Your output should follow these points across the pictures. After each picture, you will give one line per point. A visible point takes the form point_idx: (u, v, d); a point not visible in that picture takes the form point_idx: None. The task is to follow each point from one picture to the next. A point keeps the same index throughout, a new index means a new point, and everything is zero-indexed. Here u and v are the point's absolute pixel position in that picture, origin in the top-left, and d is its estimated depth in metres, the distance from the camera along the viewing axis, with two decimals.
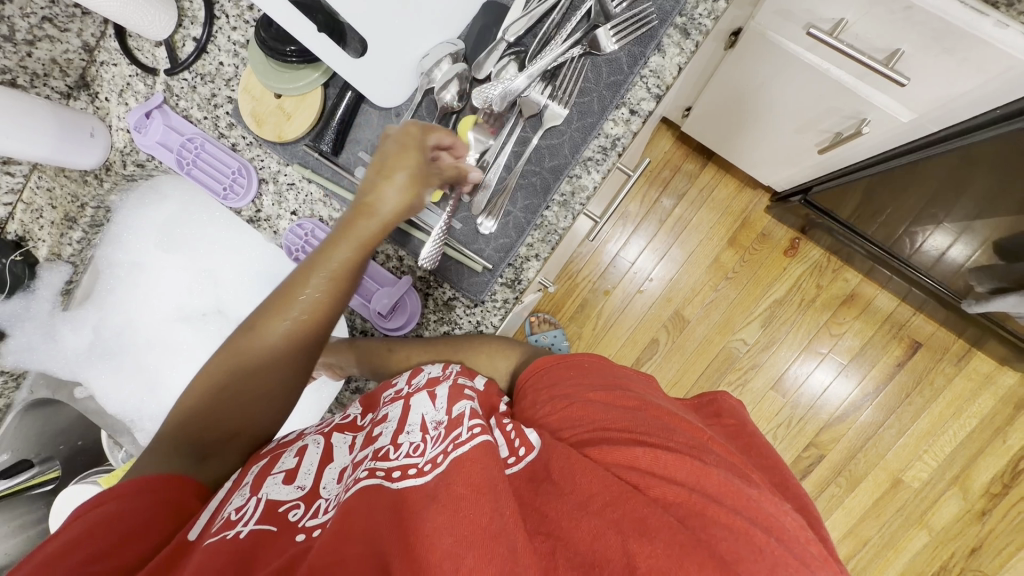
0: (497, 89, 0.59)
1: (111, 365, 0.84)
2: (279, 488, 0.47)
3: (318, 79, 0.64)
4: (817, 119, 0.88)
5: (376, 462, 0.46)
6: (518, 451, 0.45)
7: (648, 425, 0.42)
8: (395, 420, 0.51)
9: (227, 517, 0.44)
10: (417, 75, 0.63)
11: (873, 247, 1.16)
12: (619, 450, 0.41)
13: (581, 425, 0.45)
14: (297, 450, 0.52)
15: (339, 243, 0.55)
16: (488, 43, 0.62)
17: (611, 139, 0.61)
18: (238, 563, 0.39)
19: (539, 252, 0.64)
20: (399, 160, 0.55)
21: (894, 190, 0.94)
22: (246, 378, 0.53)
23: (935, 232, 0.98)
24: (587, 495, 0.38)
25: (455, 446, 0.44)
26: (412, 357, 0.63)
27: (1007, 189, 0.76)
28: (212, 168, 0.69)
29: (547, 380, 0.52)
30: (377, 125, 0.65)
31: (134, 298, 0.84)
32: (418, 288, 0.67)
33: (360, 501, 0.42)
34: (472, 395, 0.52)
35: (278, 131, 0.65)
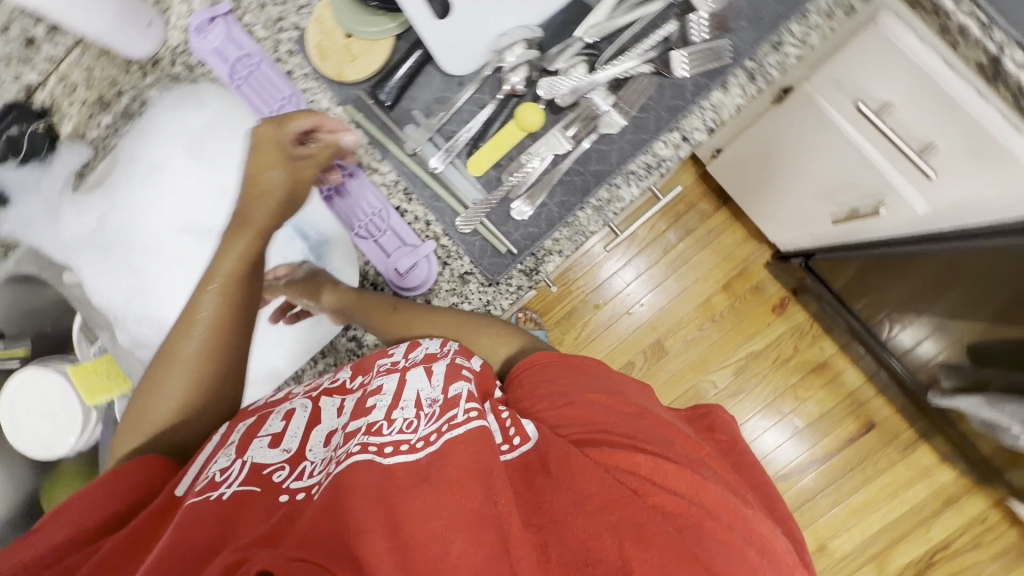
0: (572, 82, 0.62)
1: (103, 259, 0.81)
2: (264, 452, 0.51)
3: (393, 30, 0.65)
4: (839, 189, 0.92)
5: (368, 437, 0.47)
6: (512, 440, 0.46)
7: (649, 433, 0.45)
8: (389, 394, 0.52)
9: (212, 477, 0.49)
10: (489, 52, 0.63)
11: (856, 324, 1.22)
12: (620, 452, 0.42)
13: (579, 426, 0.46)
14: (285, 413, 0.57)
15: (224, 259, 0.59)
16: (565, 38, 0.64)
17: (657, 159, 0.63)
18: (221, 524, 0.42)
19: (562, 249, 0.65)
20: (271, 156, 0.62)
21: (883, 277, 1.00)
22: (214, 378, 0.57)
23: (911, 325, 1.04)
24: (582, 496, 0.40)
25: (450, 429, 0.45)
26: (412, 321, 0.64)
27: (974, 307, 0.82)
28: (263, 89, 0.68)
29: (541, 375, 0.53)
30: (437, 86, 0.66)
31: (138, 197, 0.79)
32: (437, 255, 0.67)
33: (351, 472, 0.43)
34: (469, 374, 0.53)
35: (339, 69, 0.66)
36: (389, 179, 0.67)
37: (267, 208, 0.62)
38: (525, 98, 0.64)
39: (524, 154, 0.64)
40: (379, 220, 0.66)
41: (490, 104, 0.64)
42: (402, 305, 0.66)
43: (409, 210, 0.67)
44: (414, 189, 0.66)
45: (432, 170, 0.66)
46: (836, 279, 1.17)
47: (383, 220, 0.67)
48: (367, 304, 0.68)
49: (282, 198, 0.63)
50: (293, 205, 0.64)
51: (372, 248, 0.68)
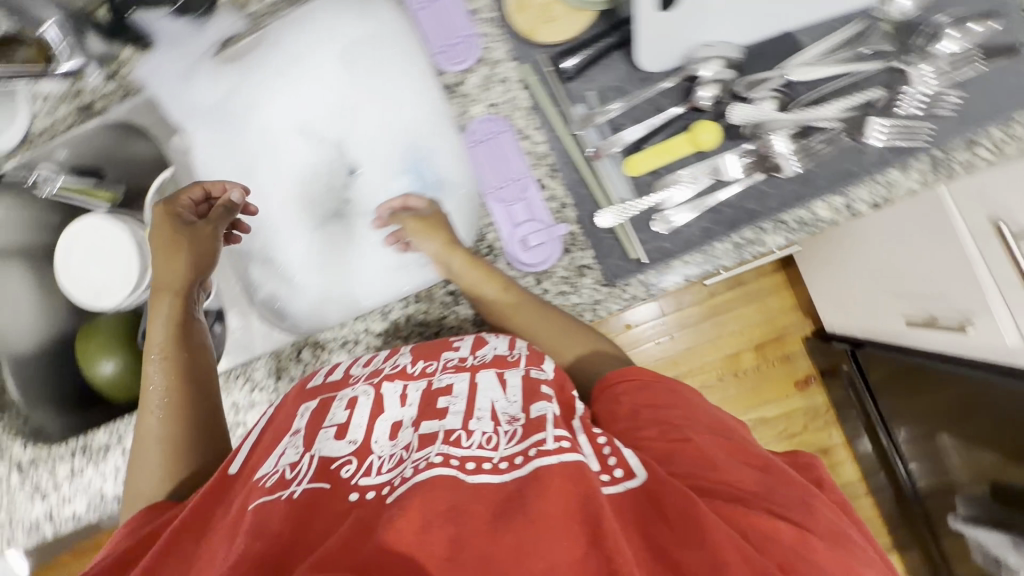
0: (762, 115, 0.60)
1: (219, 132, 0.82)
2: (331, 443, 0.56)
3: (598, 6, 0.64)
4: (930, 296, 0.97)
5: (447, 447, 0.50)
6: (614, 471, 0.49)
7: (755, 488, 0.47)
8: (461, 398, 0.57)
9: (283, 473, 0.53)
10: (687, 57, 0.61)
11: (875, 421, 1.26)
12: (732, 507, 0.45)
13: (686, 461, 0.49)
14: (348, 403, 0.61)
15: (155, 330, 0.69)
16: (762, 69, 0.62)
17: (813, 217, 0.61)
18: (298, 519, 0.47)
19: (687, 273, 0.64)
20: (177, 248, 0.72)
21: (918, 385, 1.08)
22: (185, 434, 0.65)
23: (929, 437, 1.11)
24: (707, 535, 0.42)
25: (537, 455, 0.48)
26: (520, 313, 0.64)
27: (998, 435, 0.91)
28: (442, 23, 0.69)
29: (643, 398, 0.56)
30: (621, 73, 0.64)
31: (269, 90, 0.81)
32: (564, 240, 0.66)
33: (435, 485, 0.46)
34: (548, 394, 0.56)
35: (532, 26, 0.64)
36: (541, 149, 0.66)
37: (170, 280, 0.70)
38: (706, 114, 0.62)
39: (685, 170, 0.63)
40: (518, 186, 0.67)
41: (669, 110, 0.63)
42: (510, 286, 0.65)
43: (548, 187, 0.66)
44: (561, 168, 0.66)
45: (590, 158, 0.65)
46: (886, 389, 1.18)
47: (522, 188, 0.66)
48: (473, 270, 0.65)
49: (187, 261, 0.71)
50: (192, 274, 0.72)
51: (503, 212, 0.67)
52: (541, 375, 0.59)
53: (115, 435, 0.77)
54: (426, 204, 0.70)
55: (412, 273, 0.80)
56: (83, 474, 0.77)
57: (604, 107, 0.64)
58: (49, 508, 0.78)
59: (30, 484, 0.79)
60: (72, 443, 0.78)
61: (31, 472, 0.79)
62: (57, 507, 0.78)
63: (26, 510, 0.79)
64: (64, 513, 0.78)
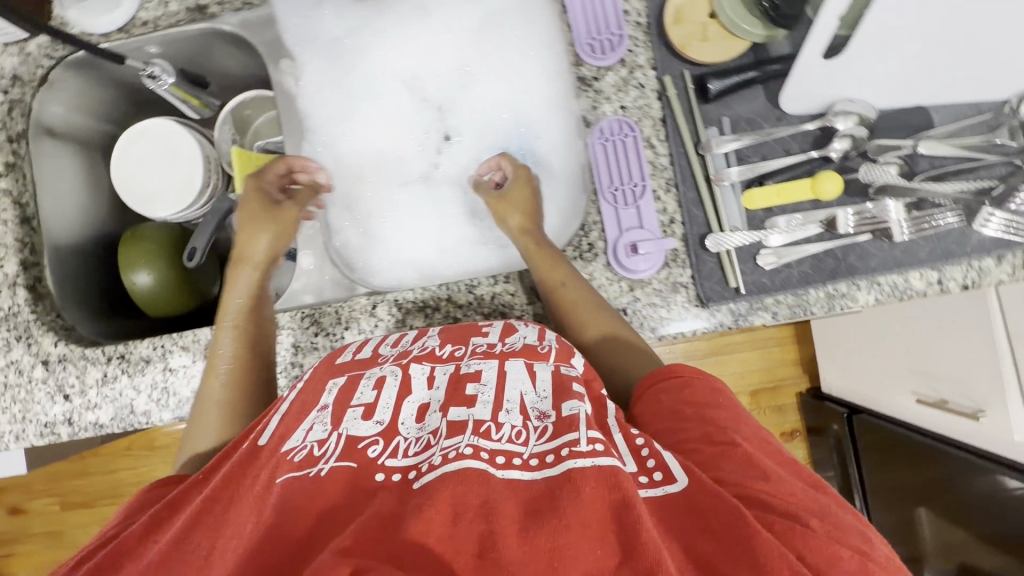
0: (887, 178, 0.62)
1: (330, 65, 0.80)
2: (359, 423, 0.55)
3: (757, 37, 0.64)
4: (943, 384, 1.08)
5: (477, 439, 0.50)
6: (652, 473, 0.48)
7: (803, 499, 0.46)
8: (490, 386, 0.55)
9: (312, 449, 0.53)
10: (826, 108, 0.64)
11: (855, 479, 1.39)
12: (776, 521, 0.44)
13: (731, 466, 0.48)
14: (376, 382, 0.59)
15: (230, 300, 0.73)
16: (890, 136, 0.64)
17: (905, 285, 0.64)
18: (323, 504, 0.48)
19: (776, 312, 0.66)
20: (261, 230, 0.79)
21: (897, 454, 1.25)
22: (251, 393, 0.66)
23: (900, 502, 1.27)
24: (749, 548, 0.41)
25: (571, 456, 0.47)
26: (577, 308, 0.64)
27: (967, 507, 1.10)
28: (594, 15, 0.68)
29: (687, 400, 0.54)
30: (757, 107, 0.66)
31: (389, 40, 0.80)
32: (667, 253, 0.67)
33: (468, 480, 0.46)
34: (581, 392, 0.54)
35: (685, 41, 0.65)
36: (661, 161, 0.67)
37: (250, 255, 0.77)
38: (832, 165, 0.64)
39: (799, 213, 0.65)
40: (636, 191, 0.67)
41: (798, 153, 0.65)
42: (572, 280, 0.65)
43: (662, 200, 0.67)
44: (678, 185, 0.67)
45: (712, 181, 0.65)
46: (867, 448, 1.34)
47: (639, 194, 0.67)
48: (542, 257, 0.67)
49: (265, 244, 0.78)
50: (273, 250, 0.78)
51: (613, 213, 0.67)
52: (572, 372, 0.57)
53: (163, 350, 0.74)
54: (524, 174, 0.73)
55: (489, 252, 0.80)
56: (115, 383, 0.74)
57: (736, 135, 0.65)
58: (70, 411, 0.75)
59: (53, 383, 0.75)
60: (110, 349, 0.75)
61: (57, 370, 0.75)
62: (79, 411, 0.74)
63: (44, 409, 0.75)
64: (85, 419, 0.74)
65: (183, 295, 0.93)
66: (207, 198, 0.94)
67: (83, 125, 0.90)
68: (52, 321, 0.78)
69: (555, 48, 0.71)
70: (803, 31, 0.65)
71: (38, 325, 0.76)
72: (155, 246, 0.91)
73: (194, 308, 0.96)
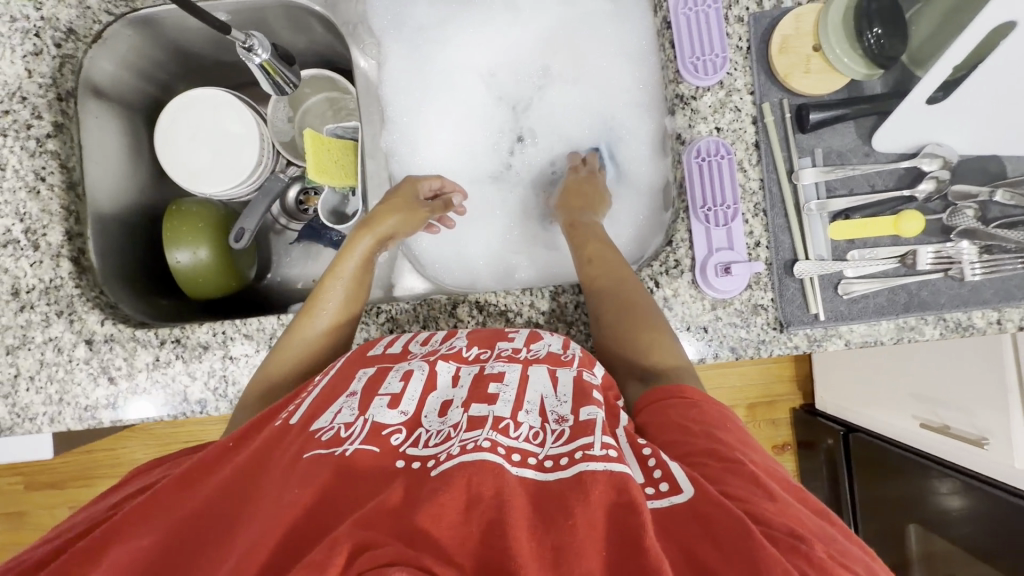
0: (967, 223, 0.65)
1: (410, 54, 0.78)
2: (385, 412, 0.52)
3: (858, 74, 0.66)
4: (948, 411, 1.15)
5: (496, 435, 0.48)
6: (658, 484, 0.45)
7: (808, 524, 0.43)
8: (513, 386, 0.54)
9: (338, 431, 0.51)
10: (915, 150, 0.66)
11: (846, 493, 1.47)
12: (783, 542, 0.41)
13: (737, 483, 0.45)
14: (403, 373, 0.57)
15: (346, 260, 0.69)
16: (969, 181, 0.67)
17: (967, 322, 0.68)
18: (335, 488, 0.46)
19: (847, 339, 0.69)
20: (400, 203, 0.73)
21: (892, 471, 1.31)
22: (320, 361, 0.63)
23: (897, 517, 1.33)
24: (751, 560, 0.38)
25: (585, 459, 0.45)
26: (598, 283, 0.67)
27: (956, 522, 1.16)
28: (698, 35, 0.68)
29: (693, 417, 0.51)
30: (848, 141, 0.68)
31: (473, 34, 0.79)
32: (752, 276, 0.68)
33: (483, 473, 0.44)
34: (599, 399, 0.52)
35: (789, 71, 0.67)
36: (751, 185, 0.69)
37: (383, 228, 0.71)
38: (915, 204, 0.67)
39: (879, 247, 0.67)
40: (728, 212, 0.68)
41: (883, 190, 0.67)
42: (605, 255, 0.69)
43: (749, 223, 0.69)
44: (766, 209, 0.68)
45: (801, 208, 0.67)
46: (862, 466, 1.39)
47: (730, 215, 0.68)
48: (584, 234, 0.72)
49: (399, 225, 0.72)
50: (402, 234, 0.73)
51: (702, 232, 0.68)
52: (593, 380, 0.56)
53: (224, 337, 0.70)
54: (597, 173, 0.79)
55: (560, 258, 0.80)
56: (168, 368, 0.70)
57: (827, 167, 0.68)
58: (116, 395, 0.70)
59: (97, 364, 0.70)
60: (164, 332, 0.70)
61: (103, 351, 0.70)
62: (125, 396, 0.70)
63: (85, 391, 0.70)
64: (132, 405, 0.70)
65: (234, 274, 0.90)
66: (258, 176, 0.90)
67: (129, 87, 0.84)
68: (96, 298, 0.73)
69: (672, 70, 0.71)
70: (896, 73, 0.68)
71: (83, 301, 0.71)
72: (201, 224, 0.87)
73: (239, 288, 0.93)
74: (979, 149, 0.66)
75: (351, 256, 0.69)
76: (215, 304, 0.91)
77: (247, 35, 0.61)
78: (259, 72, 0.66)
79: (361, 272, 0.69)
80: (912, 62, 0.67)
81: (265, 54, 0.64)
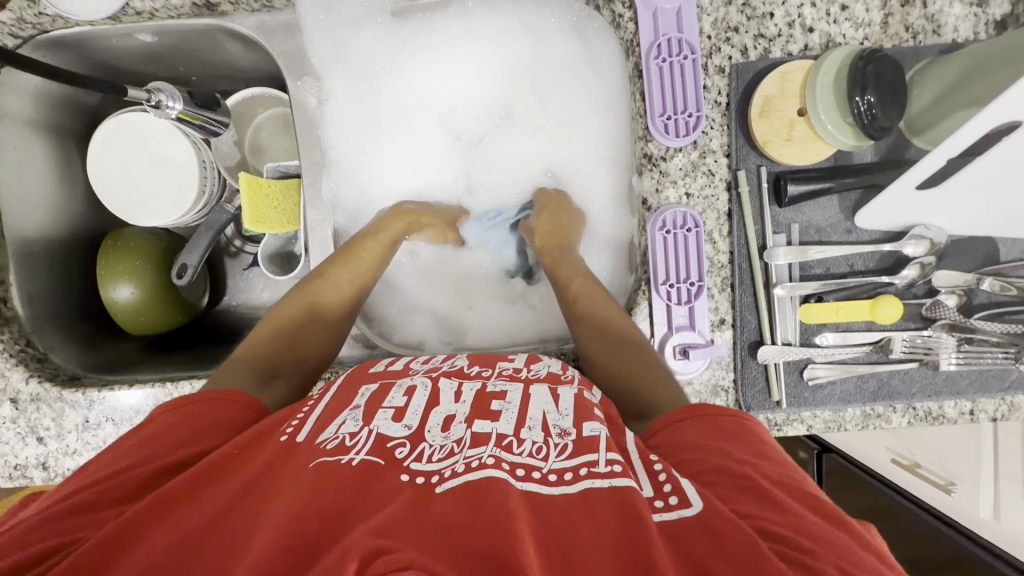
0: (949, 316, 0.61)
1: (359, 87, 0.72)
2: (388, 423, 0.47)
3: (845, 144, 0.59)
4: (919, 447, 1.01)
5: (500, 452, 0.43)
6: (667, 496, 0.39)
7: (823, 537, 0.36)
8: (515, 404, 0.48)
9: (342, 438, 0.45)
10: (898, 231, 0.61)
11: None
12: (801, 560, 0.34)
13: (747, 500, 0.39)
14: (405, 389, 0.52)
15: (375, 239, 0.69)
16: (956, 263, 0.62)
17: (938, 412, 0.64)
18: (340, 502, 0.40)
19: (810, 424, 0.65)
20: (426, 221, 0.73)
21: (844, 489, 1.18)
22: (303, 334, 0.61)
23: None
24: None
25: (588, 477, 0.41)
26: (592, 303, 0.63)
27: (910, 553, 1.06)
28: (672, 90, 0.61)
29: (706, 434, 0.45)
30: (830, 216, 0.62)
31: (427, 66, 0.73)
32: (715, 358, 0.64)
33: (489, 491, 0.39)
34: (602, 418, 0.47)
35: (768, 137, 0.60)
36: (720, 259, 0.64)
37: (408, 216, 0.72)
38: (893, 289, 0.62)
39: (850, 331, 0.62)
40: (692, 288, 0.63)
41: (860, 273, 0.62)
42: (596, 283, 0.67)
43: (715, 297, 0.64)
44: (733, 285, 0.63)
45: (770, 288, 0.62)
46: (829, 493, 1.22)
47: (694, 291, 0.63)
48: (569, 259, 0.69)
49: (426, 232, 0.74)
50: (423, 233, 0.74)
51: (664, 307, 0.63)
52: (593, 399, 0.51)
53: (158, 402, 0.68)
54: (547, 195, 0.75)
55: (517, 313, 0.76)
56: (99, 430, 0.67)
57: (802, 245, 0.62)
58: (45, 455, 0.68)
59: (25, 424, 0.67)
60: (92, 393, 0.67)
61: (29, 410, 0.67)
62: (55, 456, 0.68)
63: (13, 450, 0.68)
64: (63, 465, 0.68)
65: (181, 307, 0.85)
66: (203, 205, 0.81)
67: (56, 112, 0.77)
68: (20, 352, 0.69)
69: (639, 123, 0.64)
70: (889, 139, 0.61)
71: (3, 357, 0.67)
72: (140, 261, 0.80)
73: (187, 320, 0.87)
74: (970, 231, 0.60)
75: (367, 245, 0.68)
76: (165, 341, 0.86)
77: (153, 91, 0.66)
78: (177, 119, 0.71)
79: (367, 280, 0.67)
80: (909, 129, 0.60)
81: (179, 105, 0.68)
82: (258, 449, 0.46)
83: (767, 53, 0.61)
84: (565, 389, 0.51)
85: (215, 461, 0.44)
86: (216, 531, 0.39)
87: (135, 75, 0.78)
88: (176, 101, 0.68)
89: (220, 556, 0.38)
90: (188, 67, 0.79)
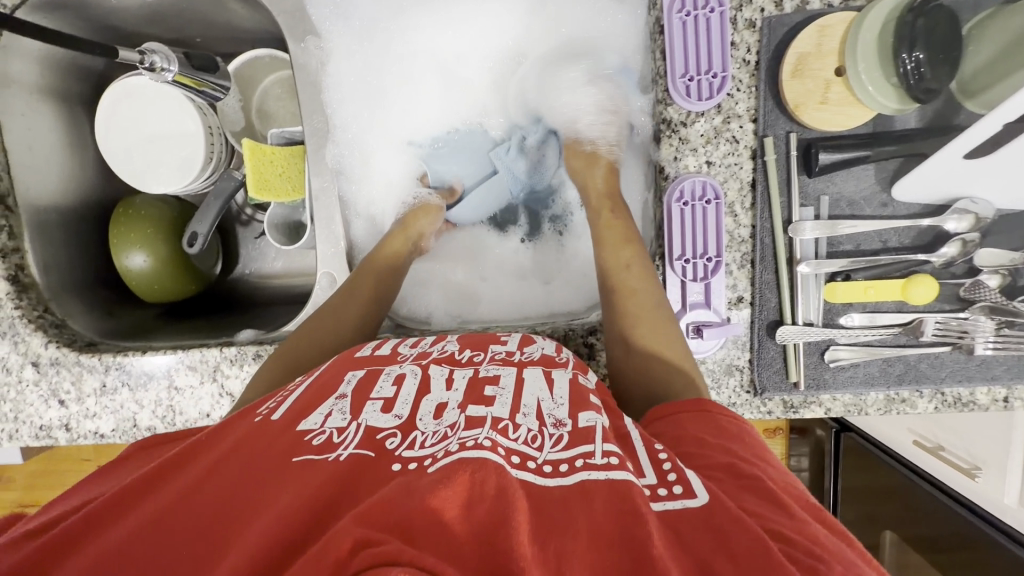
0: (990, 298, 0.56)
1: (365, 46, 0.70)
2: (377, 416, 0.44)
3: (887, 106, 0.54)
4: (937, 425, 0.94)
5: (496, 434, 0.40)
6: (672, 486, 0.38)
7: (829, 546, 0.34)
8: (508, 389, 0.46)
9: (329, 435, 0.42)
10: (943, 205, 0.56)
11: None
12: (808, 566, 0.32)
13: (752, 498, 0.37)
14: (394, 378, 0.49)
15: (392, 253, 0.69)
16: (1000, 241, 0.57)
17: (969, 398, 0.60)
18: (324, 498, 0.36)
19: (829, 408, 0.62)
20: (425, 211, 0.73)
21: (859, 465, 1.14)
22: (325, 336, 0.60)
23: None
24: None
25: (584, 468, 0.39)
26: (626, 294, 0.58)
27: (924, 533, 1.02)
28: (695, 44, 0.56)
29: (712, 430, 0.44)
30: (863, 187, 0.57)
31: (436, 23, 0.70)
32: (731, 339, 0.61)
33: (488, 472, 0.36)
34: (599, 405, 0.45)
35: (801, 100, 0.55)
36: (740, 233, 0.60)
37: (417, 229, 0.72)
38: (929, 268, 0.58)
39: (880, 311, 0.59)
40: (708, 264, 0.59)
41: (894, 251, 0.58)
42: (639, 267, 0.60)
43: (733, 274, 0.60)
44: (753, 260, 0.59)
45: (793, 264, 0.58)
46: (850, 470, 1.15)
47: (710, 267, 0.59)
48: (613, 234, 0.63)
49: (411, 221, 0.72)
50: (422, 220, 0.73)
51: (676, 282, 0.61)
52: (588, 384, 0.49)
53: (169, 366, 0.69)
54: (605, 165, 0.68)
55: (528, 287, 0.74)
56: (115, 394, 0.69)
57: (831, 219, 0.57)
58: (67, 417, 0.70)
59: (47, 386, 0.69)
60: (107, 359, 0.69)
61: (50, 374, 0.69)
62: (77, 419, 0.70)
63: (38, 412, 0.70)
64: (85, 427, 0.70)
65: (193, 277, 0.85)
66: (212, 172, 0.80)
67: (62, 77, 0.76)
68: (38, 318, 0.70)
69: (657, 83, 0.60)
70: (937, 103, 0.55)
71: (23, 322, 0.68)
72: (149, 229, 0.80)
73: (200, 289, 0.87)
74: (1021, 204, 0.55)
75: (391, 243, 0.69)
76: (181, 308, 0.87)
77: (146, 53, 0.65)
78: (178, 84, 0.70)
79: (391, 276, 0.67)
80: (960, 91, 0.54)
81: (175, 67, 0.67)
82: (228, 437, 0.44)
83: (805, 4, 0.56)
84: (560, 373, 0.49)
85: (184, 458, 0.42)
86: (176, 526, 0.36)
87: (138, 39, 0.76)
88: (171, 64, 0.67)
89: (183, 554, 0.35)
90: (192, 29, 0.76)
